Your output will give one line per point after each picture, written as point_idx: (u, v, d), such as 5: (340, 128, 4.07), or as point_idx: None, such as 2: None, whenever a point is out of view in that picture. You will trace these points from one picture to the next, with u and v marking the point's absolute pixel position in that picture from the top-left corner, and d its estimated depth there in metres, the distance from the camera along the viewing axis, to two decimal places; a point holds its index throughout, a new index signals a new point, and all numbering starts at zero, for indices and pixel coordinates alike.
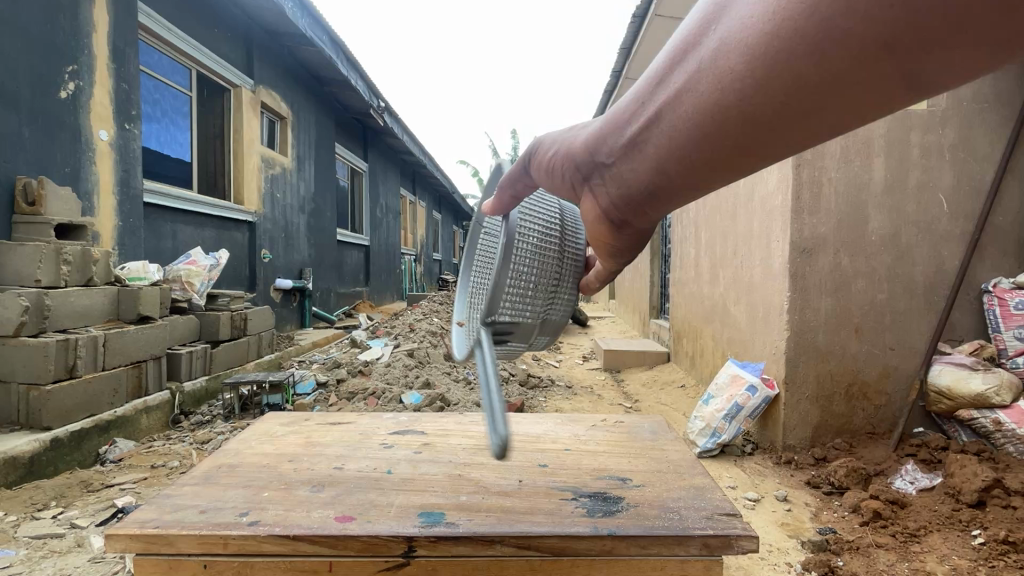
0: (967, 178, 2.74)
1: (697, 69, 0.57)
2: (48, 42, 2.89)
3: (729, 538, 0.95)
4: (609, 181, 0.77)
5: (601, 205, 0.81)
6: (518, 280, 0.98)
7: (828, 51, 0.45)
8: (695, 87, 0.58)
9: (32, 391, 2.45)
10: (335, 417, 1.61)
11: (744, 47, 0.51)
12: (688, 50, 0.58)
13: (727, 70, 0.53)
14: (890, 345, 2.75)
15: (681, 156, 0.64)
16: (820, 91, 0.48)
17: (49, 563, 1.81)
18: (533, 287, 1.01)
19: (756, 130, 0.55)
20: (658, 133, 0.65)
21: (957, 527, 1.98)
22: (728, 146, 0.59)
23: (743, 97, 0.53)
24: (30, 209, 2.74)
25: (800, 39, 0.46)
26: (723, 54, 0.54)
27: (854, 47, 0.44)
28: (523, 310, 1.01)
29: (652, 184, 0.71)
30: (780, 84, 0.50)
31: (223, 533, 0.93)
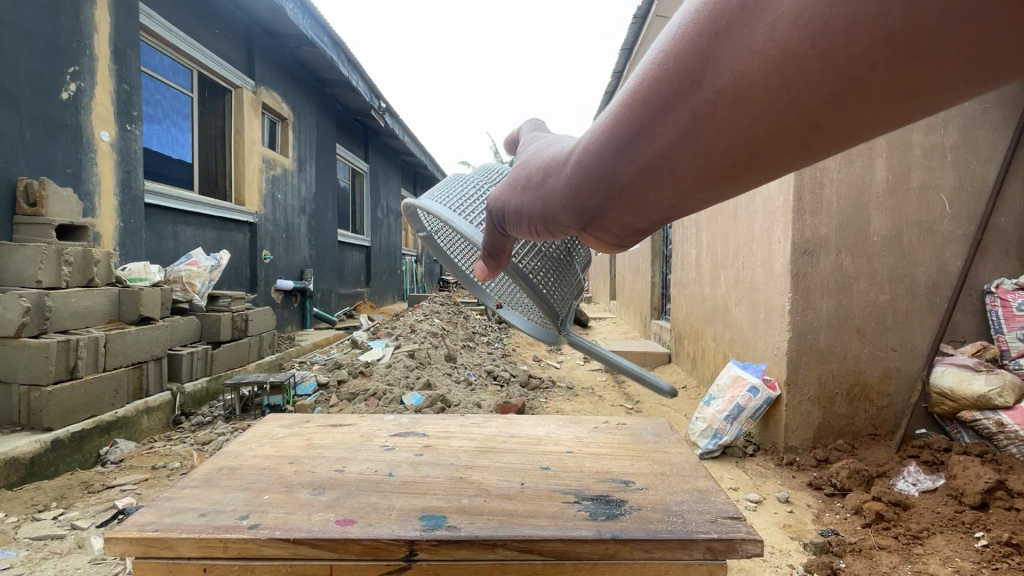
0: (969, 179, 2.73)
1: (685, 125, 0.48)
2: (50, 43, 2.89)
3: (733, 542, 0.94)
4: (605, 229, 0.69)
5: (604, 244, 0.73)
6: (549, 283, 0.97)
7: (848, 101, 0.38)
8: (689, 146, 0.49)
9: (32, 392, 2.45)
10: (336, 418, 1.61)
11: (746, 102, 0.43)
12: (665, 103, 0.49)
13: (729, 126, 0.45)
14: (893, 346, 2.74)
15: (691, 204, 0.56)
16: (843, 136, 0.42)
17: (49, 564, 1.80)
18: (562, 271, 1.00)
19: (772, 173, 0.48)
20: (652, 190, 0.56)
21: (961, 529, 1.97)
22: (740, 188, 0.52)
23: (756, 149, 0.46)
24: (31, 210, 2.74)
25: (817, 90, 0.39)
26: (717, 111, 0.45)
27: (880, 95, 0.37)
28: (568, 288, 1.02)
29: (661, 225, 0.63)
30: (795, 135, 0.43)
31: (223, 537, 0.92)
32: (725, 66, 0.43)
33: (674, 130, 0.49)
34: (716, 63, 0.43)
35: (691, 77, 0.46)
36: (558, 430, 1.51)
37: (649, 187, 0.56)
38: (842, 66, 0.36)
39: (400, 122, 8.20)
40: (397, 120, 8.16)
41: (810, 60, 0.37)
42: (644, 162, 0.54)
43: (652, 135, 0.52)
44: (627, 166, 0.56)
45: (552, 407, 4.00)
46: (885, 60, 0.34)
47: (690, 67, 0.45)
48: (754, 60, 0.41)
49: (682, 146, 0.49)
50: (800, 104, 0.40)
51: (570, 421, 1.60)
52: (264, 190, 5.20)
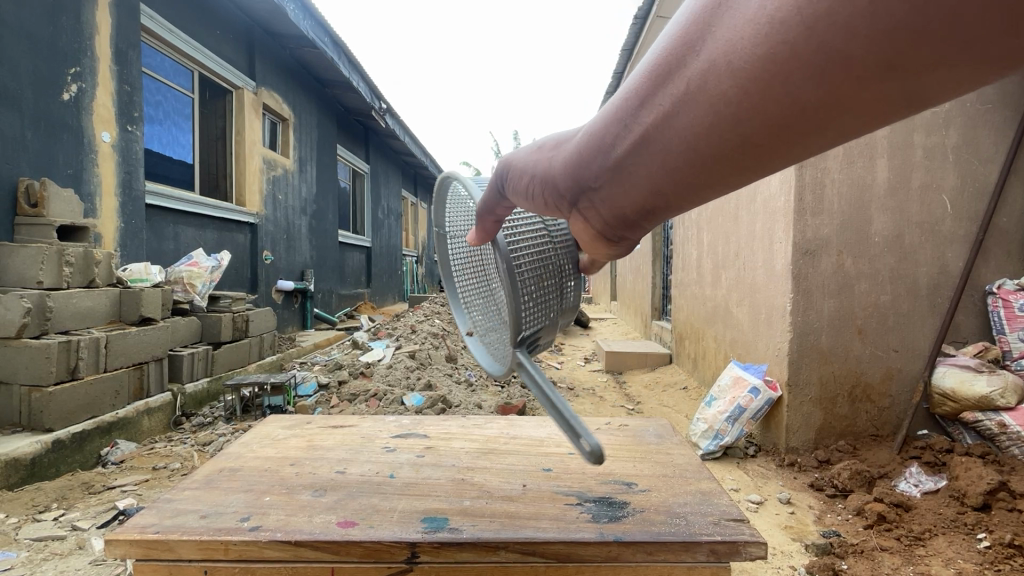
0: (971, 179, 2.72)
1: (682, 92, 0.54)
2: (51, 44, 2.89)
3: (736, 544, 0.94)
4: (596, 206, 0.74)
5: (591, 228, 0.78)
6: (527, 293, 0.92)
7: (828, 72, 0.44)
8: (682, 114, 0.55)
9: (33, 393, 2.45)
10: (336, 419, 1.60)
11: (737, 70, 0.48)
12: (669, 72, 0.55)
13: (721, 95, 0.50)
14: (894, 346, 2.74)
15: (676, 182, 0.61)
16: (821, 112, 0.47)
17: (50, 566, 1.80)
18: (544, 293, 0.96)
19: (754, 153, 0.53)
20: (645, 160, 0.62)
21: (963, 530, 1.96)
22: (725, 169, 0.57)
23: (741, 122, 0.51)
24: (32, 211, 2.74)
25: (800, 60, 0.44)
26: (714, 78, 0.50)
27: (862, 69, 0.42)
28: (540, 315, 0.96)
29: (650, 205, 0.67)
30: (777, 108, 0.48)
31: (224, 539, 0.92)
32: (723, 37, 0.49)
33: (677, 96, 0.55)
34: (717, 35, 0.49)
35: (695, 48, 0.52)
36: (559, 432, 1.51)
37: (649, 153, 0.61)
38: (824, 36, 0.42)
39: (401, 123, 8.19)
40: (398, 121, 8.16)
41: (799, 30, 0.43)
42: (643, 130, 0.60)
43: (654, 104, 0.58)
44: (627, 135, 0.63)
45: None
46: (864, 30, 0.40)
47: (694, 39, 0.52)
48: (748, 29, 0.47)
49: (682, 112, 0.54)
50: (781, 74, 0.46)
51: (572, 422, 1.60)
52: (264, 191, 5.20)
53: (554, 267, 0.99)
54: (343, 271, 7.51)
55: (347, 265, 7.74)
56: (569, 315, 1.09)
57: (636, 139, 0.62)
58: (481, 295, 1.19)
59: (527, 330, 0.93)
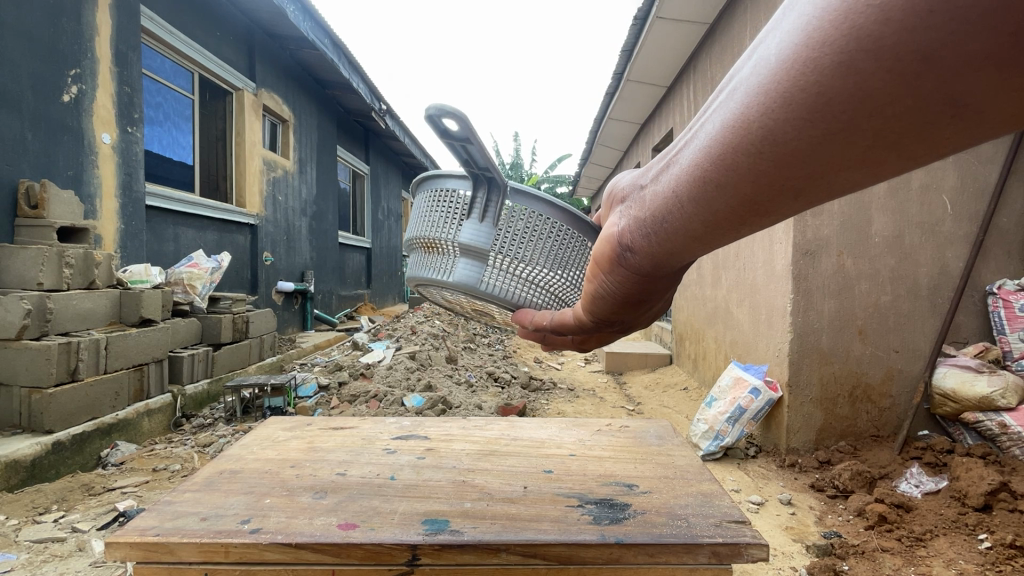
0: (971, 180, 2.72)
1: (733, 89, 0.54)
2: (52, 45, 2.89)
3: (738, 546, 0.93)
4: (635, 204, 0.74)
5: (615, 231, 0.76)
6: (529, 217, 1.07)
7: (856, 63, 0.41)
8: (722, 108, 0.54)
9: (33, 395, 2.44)
10: (338, 421, 1.60)
11: (775, 64, 0.48)
12: (733, 76, 0.56)
13: (758, 88, 0.49)
14: (895, 347, 2.73)
15: (697, 185, 0.58)
16: (850, 113, 0.43)
17: (50, 567, 1.79)
18: (519, 241, 1.07)
19: (779, 159, 0.49)
20: (684, 157, 0.61)
21: (964, 531, 1.96)
22: (746, 176, 0.53)
23: (766, 116, 0.49)
24: (33, 212, 2.74)
25: (831, 47, 0.42)
26: (758, 72, 0.50)
27: (893, 60, 0.39)
28: (499, 229, 1.06)
29: (668, 215, 0.64)
30: (803, 98, 0.45)
31: (224, 542, 0.92)
32: (777, 35, 0.49)
33: (729, 93, 0.55)
34: (772, 34, 0.49)
35: (756, 50, 0.52)
36: (560, 433, 1.51)
37: (692, 151, 0.60)
38: (858, 22, 0.40)
39: (401, 124, 8.17)
40: (398, 123, 8.16)
41: (836, 16, 0.42)
42: (697, 130, 0.61)
43: (712, 105, 0.58)
44: (685, 136, 0.64)
45: (554, 409, 4.00)
46: (900, 14, 0.37)
47: (757, 42, 0.52)
48: (795, 24, 0.46)
49: (726, 105, 0.54)
50: (813, 62, 0.44)
51: (573, 423, 1.60)
52: (265, 192, 5.20)
53: (537, 268, 1.09)
54: (342, 272, 7.50)
55: (347, 266, 7.74)
56: (462, 282, 1.07)
57: (691, 138, 0.62)
58: None
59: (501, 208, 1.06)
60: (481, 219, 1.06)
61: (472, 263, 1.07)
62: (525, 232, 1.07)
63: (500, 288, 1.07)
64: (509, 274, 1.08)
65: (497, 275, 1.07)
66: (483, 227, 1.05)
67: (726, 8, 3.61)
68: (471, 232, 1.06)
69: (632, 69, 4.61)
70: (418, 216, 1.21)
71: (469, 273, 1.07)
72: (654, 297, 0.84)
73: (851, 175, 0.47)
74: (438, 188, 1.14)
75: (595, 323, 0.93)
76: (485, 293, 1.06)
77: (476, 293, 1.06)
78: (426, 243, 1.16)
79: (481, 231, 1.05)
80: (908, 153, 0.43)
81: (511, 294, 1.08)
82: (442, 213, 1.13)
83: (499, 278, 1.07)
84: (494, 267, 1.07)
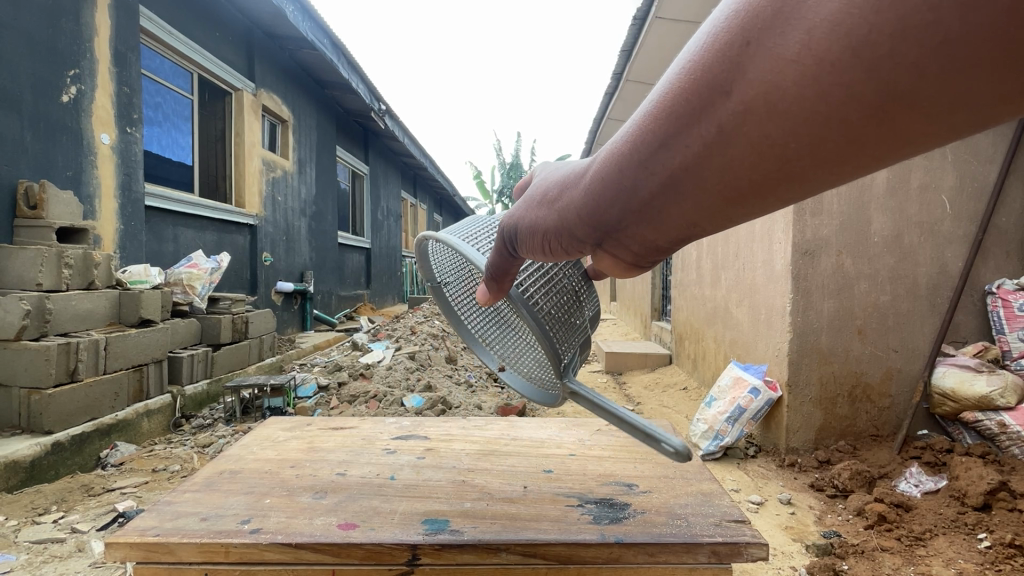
0: (970, 179, 2.72)
1: (716, 131, 0.51)
2: (51, 47, 2.89)
3: (738, 545, 0.93)
4: (615, 245, 0.73)
5: (619, 265, 0.77)
6: (549, 316, 0.98)
7: (886, 109, 0.42)
8: (715, 155, 0.52)
9: (32, 395, 2.44)
10: (336, 421, 1.60)
11: (777, 112, 0.46)
12: (694, 113, 0.51)
13: (760, 134, 0.48)
14: (894, 347, 2.74)
15: (719, 215, 0.58)
16: (871, 144, 0.45)
17: (50, 568, 1.79)
18: (560, 307, 1.03)
19: (797, 186, 0.52)
20: (669, 200, 0.60)
21: (963, 531, 1.96)
22: (769, 200, 0.54)
23: (784, 156, 0.49)
24: (32, 213, 2.73)
25: (857, 100, 0.42)
26: (746, 121, 0.48)
27: (924, 103, 0.41)
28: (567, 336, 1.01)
29: (676, 242, 0.66)
30: (826, 138, 0.46)
31: (224, 542, 0.92)
32: (756, 79, 0.46)
33: (700, 141, 0.52)
34: (749, 71, 0.46)
35: (721, 89, 0.49)
36: (560, 433, 1.51)
37: (676, 195, 0.58)
38: (879, 63, 0.40)
39: (399, 124, 8.16)
40: (398, 123, 8.16)
41: (851, 67, 0.41)
42: (664, 175, 0.58)
43: (675, 149, 0.55)
44: (653, 176, 0.59)
45: (553, 408, 4.00)
46: (914, 57, 0.38)
47: (720, 75, 0.48)
48: (790, 71, 0.44)
49: (711, 156, 0.52)
50: (830, 105, 0.43)
51: (572, 423, 1.60)
52: (264, 192, 5.19)
53: (565, 289, 1.06)
54: (342, 272, 7.50)
55: (347, 266, 7.74)
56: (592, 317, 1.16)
57: (661, 181, 0.59)
58: (502, 324, 1.41)
59: (569, 361, 1.01)
60: (577, 361, 1.06)
61: (590, 330, 1.14)
62: (565, 321, 1.02)
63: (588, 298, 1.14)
64: (583, 300, 1.11)
65: (588, 303, 1.12)
66: (580, 349, 1.08)
67: None
68: (578, 346, 1.07)
69: (631, 69, 4.60)
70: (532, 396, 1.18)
71: (590, 321, 1.15)
72: None
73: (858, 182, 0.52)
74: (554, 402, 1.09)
75: None
76: (597, 304, 1.16)
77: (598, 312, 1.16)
78: None
79: (582, 348, 1.08)
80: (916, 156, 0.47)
81: (591, 287, 1.14)
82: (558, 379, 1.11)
83: (587, 305, 1.12)
84: (587, 311, 1.12)
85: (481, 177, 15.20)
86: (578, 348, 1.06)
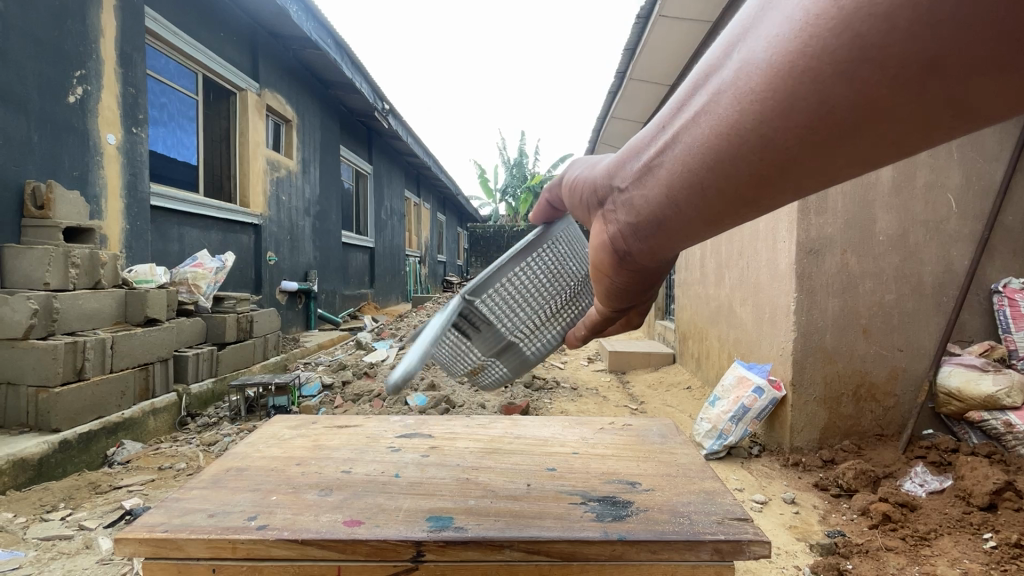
0: (976, 177, 2.71)
1: (717, 92, 0.55)
2: (58, 48, 2.92)
3: (741, 543, 0.94)
4: (617, 210, 0.77)
5: (607, 236, 0.80)
6: (515, 285, 1.17)
7: (862, 70, 0.42)
8: (710, 110, 0.55)
9: (40, 394, 2.47)
10: (341, 419, 1.61)
11: (765, 67, 0.48)
12: (711, 74, 0.56)
13: (748, 91, 0.51)
14: (899, 346, 2.73)
15: (699, 185, 0.60)
16: (852, 118, 0.45)
17: (58, 565, 1.81)
18: (525, 301, 1.19)
19: (777, 160, 0.52)
20: (667, 160, 0.64)
21: (968, 530, 1.96)
22: (744, 180, 0.55)
23: (763, 124, 0.50)
24: (39, 213, 2.75)
25: (833, 55, 0.43)
26: (741, 77, 0.51)
27: (896, 66, 0.40)
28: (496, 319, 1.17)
29: (663, 217, 0.68)
30: (804, 108, 0.47)
31: (232, 538, 0.93)
32: (759, 37, 0.50)
33: (706, 97, 0.57)
34: (758, 35, 0.50)
35: (735, 48, 0.53)
36: (564, 432, 1.51)
37: (674, 152, 0.62)
38: (860, 28, 0.41)
39: (403, 122, 8.16)
40: (401, 122, 8.17)
41: (830, 20, 0.42)
42: (675, 130, 0.62)
43: (689, 105, 0.60)
44: (665, 133, 0.65)
45: (557, 407, 4.00)
46: (905, 22, 0.38)
47: (736, 41, 0.53)
48: (785, 27, 0.47)
49: (708, 110, 0.56)
50: (812, 70, 0.45)
51: (575, 422, 1.60)
52: (268, 192, 5.22)
53: (542, 303, 1.22)
54: (346, 272, 7.52)
55: (351, 266, 7.77)
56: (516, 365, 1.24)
57: (670, 139, 0.63)
58: None
59: (477, 317, 1.16)
60: (476, 334, 1.18)
61: (512, 356, 1.22)
62: (511, 304, 1.18)
63: (543, 344, 1.24)
64: (536, 328, 1.22)
65: (533, 342, 1.22)
66: (488, 335, 1.19)
67: (729, 6, 3.60)
68: (493, 336, 1.19)
69: (635, 68, 4.60)
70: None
71: (520, 359, 1.23)
72: (660, 282, 0.88)
73: (847, 172, 0.50)
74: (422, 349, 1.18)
75: (604, 314, 0.97)
76: (535, 355, 1.23)
77: (530, 363, 1.23)
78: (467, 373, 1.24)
79: (490, 337, 1.19)
80: (906, 148, 0.46)
81: (553, 341, 1.24)
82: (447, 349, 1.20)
83: (534, 340, 1.22)
84: (526, 339, 1.21)
85: (485, 176, 15.19)
86: (490, 333, 1.18)
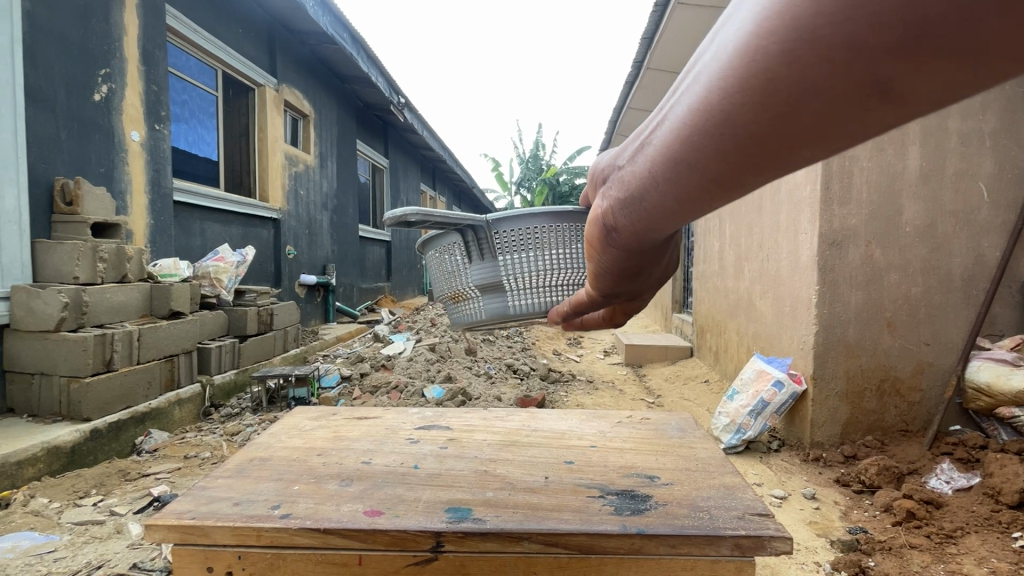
0: (1009, 166, 2.61)
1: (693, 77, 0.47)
2: (84, 47, 2.98)
3: (762, 538, 0.92)
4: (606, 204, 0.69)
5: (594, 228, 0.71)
6: (536, 237, 1.19)
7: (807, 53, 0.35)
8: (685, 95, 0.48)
9: (72, 384, 2.55)
10: (361, 410, 1.64)
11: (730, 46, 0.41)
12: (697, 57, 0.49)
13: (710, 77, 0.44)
14: (925, 340, 2.66)
15: (661, 174, 0.52)
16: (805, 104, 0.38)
17: (91, 548, 1.88)
18: (537, 258, 1.18)
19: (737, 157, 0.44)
20: (644, 151, 0.56)
21: (997, 529, 1.91)
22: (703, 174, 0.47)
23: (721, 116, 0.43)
24: (68, 209, 2.82)
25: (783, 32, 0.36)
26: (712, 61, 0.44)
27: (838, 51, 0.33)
28: (503, 258, 1.18)
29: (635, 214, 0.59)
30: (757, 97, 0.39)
31: (256, 526, 0.95)
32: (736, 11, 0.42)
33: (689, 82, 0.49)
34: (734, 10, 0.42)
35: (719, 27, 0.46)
36: (581, 425, 1.51)
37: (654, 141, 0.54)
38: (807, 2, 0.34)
39: (418, 116, 8.18)
40: (417, 116, 8.19)
41: None
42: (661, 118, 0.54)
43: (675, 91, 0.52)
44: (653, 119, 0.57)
45: (572, 400, 4.00)
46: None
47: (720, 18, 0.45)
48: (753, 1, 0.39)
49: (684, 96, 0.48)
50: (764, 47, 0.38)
51: (593, 416, 1.60)
52: (287, 187, 5.29)
53: (551, 270, 1.19)
54: (363, 265, 7.60)
55: (368, 259, 7.85)
56: (491, 315, 1.20)
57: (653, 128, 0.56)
58: None
59: (489, 241, 1.19)
60: (479, 260, 1.20)
61: (493, 299, 1.20)
62: (522, 249, 1.18)
63: (531, 308, 1.19)
64: (532, 290, 1.19)
65: (520, 299, 1.19)
66: (485, 263, 1.19)
67: None
68: (489, 267, 1.19)
69: (652, 57, 4.52)
70: (432, 273, 1.35)
71: (498, 306, 1.20)
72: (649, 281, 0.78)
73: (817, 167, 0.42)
74: (437, 248, 1.29)
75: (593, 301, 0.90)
76: (513, 314, 1.18)
77: (507, 318, 1.18)
78: (448, 295, 1.30)
79: (484, 268, 1.19)
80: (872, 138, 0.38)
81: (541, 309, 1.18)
82: (450, 266, 1.27)
83: (522, 298, 1.19)
84: (515, 291, 1.19)
85: (499, 168, 15.14)
86: (489, 263, 1.19)
